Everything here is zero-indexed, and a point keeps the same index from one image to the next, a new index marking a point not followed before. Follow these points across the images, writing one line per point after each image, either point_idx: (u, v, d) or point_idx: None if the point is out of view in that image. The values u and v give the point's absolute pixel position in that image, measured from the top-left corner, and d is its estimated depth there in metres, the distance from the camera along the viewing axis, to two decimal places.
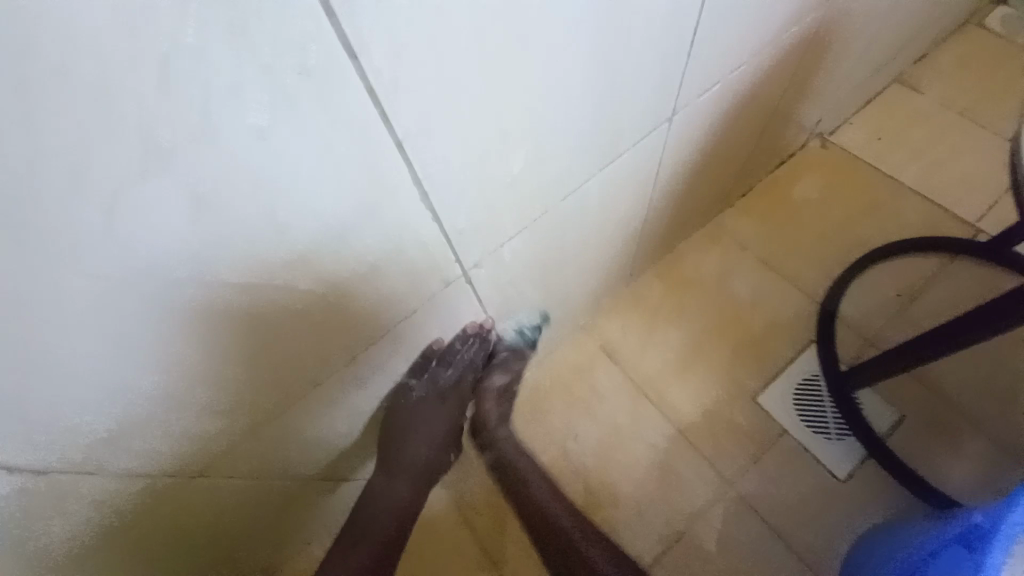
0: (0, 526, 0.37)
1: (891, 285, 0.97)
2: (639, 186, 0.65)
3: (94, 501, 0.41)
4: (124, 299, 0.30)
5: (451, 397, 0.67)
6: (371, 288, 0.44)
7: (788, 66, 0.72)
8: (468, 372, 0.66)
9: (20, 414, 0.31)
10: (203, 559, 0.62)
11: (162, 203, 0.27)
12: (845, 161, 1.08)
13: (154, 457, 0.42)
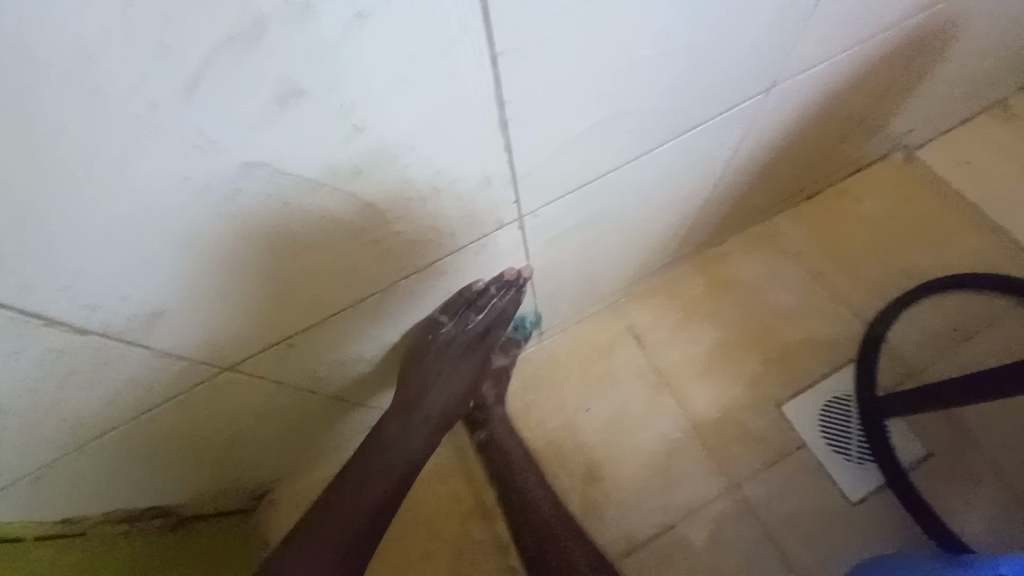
0: (45, 380, 0.39)
1: (948, 318, 0.91)
2: (711, 163, 0.62)
3: (131, 375, 0.43)
4: (192, 176, 0.30)
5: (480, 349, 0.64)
6: (426, 215, 0.42)
7: (897, 60, 0.65)
8: (500, 327, 0.63)
9: (78, 272, 0.32)
10: (221, 455, 0.64)
11: (245, 81, 0.26)
12: (926, 180, 1.01)
13: (192, 344, 0.43)
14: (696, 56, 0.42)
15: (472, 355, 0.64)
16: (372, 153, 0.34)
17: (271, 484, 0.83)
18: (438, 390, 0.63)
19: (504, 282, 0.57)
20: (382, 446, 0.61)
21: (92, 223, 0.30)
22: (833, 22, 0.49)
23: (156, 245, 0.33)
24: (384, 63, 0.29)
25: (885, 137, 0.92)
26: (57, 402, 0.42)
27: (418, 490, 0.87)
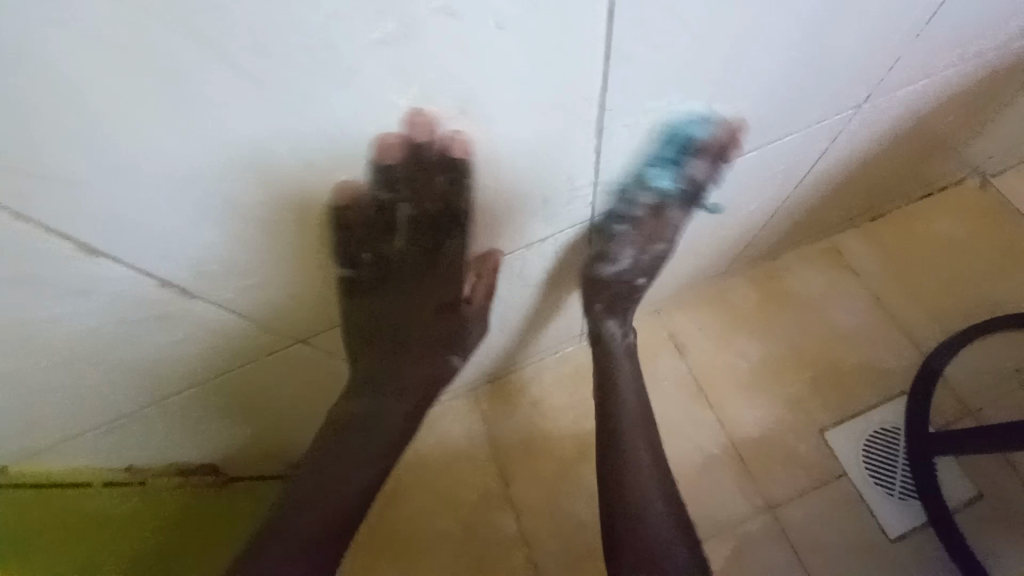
0: (120, 333, 0.40)
1: (1012, 357, 0.87)
2: (787, 174, 0.61)
3: (198, 330, 0.44)
4: (320, 158, 0.34)
5: (637, 241, 0.58)
6: (495, 193, 0.43)
7: (994, 81, 0.63)
8: (683, 206, 0.55)
9: (142, 220, 0.33)
10: (262, 421, 0.66)
11: (386, 81, 0.30)
12: (1002, 209, 0.95)
13: (254, 298, 0.43)
14: (793, 57, 0.42)
15: (625, 239, 0.57)
16: (459, 115, 0.35)
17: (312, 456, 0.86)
18: (416, 338, 0.58)
19: (400, 174, 0.37)
20: (359, 429, 0.57)
21: (188, 160, 0.30)
22: (942, 35, 0.48)
23: (223, 182, 0.33)
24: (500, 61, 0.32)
25: (964, 160, 0.88)
26: (128, 355, 0.43)
27: (450, 474, 0.89)
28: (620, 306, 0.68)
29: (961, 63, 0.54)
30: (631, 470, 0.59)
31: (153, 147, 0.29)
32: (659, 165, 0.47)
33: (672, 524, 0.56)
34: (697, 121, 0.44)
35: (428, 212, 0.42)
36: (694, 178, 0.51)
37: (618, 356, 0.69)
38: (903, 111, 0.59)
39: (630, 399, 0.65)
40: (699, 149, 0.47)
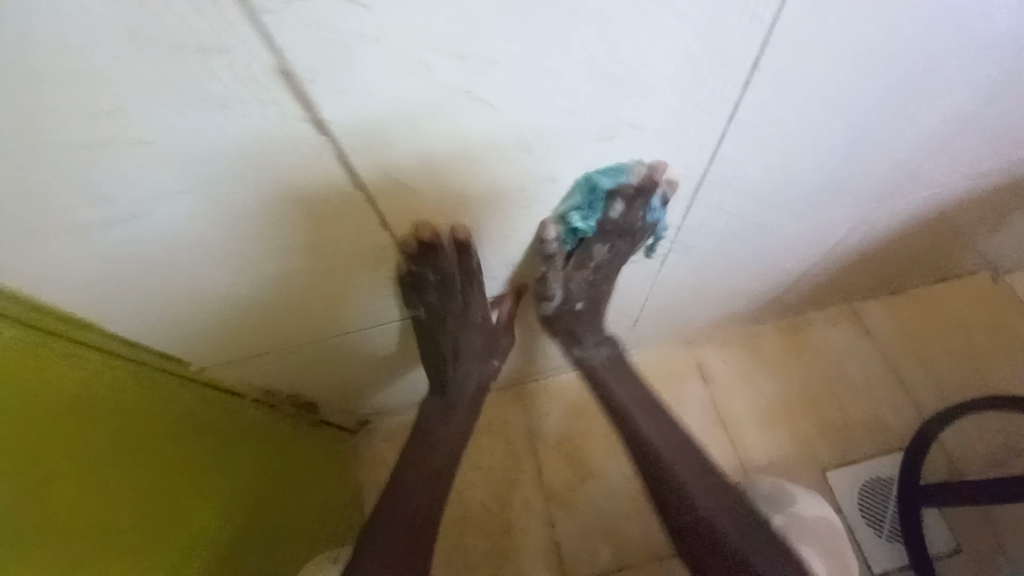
0: (102, 298, 0.49)
1: (1004, 434, 0.97)
2: (818, 244, 0.76)
3: (155, 299, 0.51)
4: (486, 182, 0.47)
5: (610, 250, 0.59)
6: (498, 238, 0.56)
7: (1002, 194, 0.77)
8: (601, 241, 0.57)
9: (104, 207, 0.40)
10: (345, 377, 0.81)
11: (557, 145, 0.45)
12: (1012, 302, 1.07)
13: (203, 272, 0.50)
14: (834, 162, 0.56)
15: (551, 279, 0.62)
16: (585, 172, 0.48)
17: (372, 414, 1.02)
18: (461, 364, 0.66)
19: (423, 253, 0.52)
20: (425, 429, 0.67)
21: (399, 156, 0.42)
22: (955, 158, 0.62)
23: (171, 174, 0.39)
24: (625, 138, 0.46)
25: (979, 254, 1.01)
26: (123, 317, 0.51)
27: (493, 453, 1.03)
28: (541, 289, 0.64)
29: (970, 178, 0.69)
30: (671, 453, 0.65)
31: (377, 137, 0.40)
32: (591, 199, 0.51)
33: (715, 488, 0.62)
34: (617, 170, 0.49)
35: (444, 279, 0.57)
36: (609, 227, 0.55)
37: (598, 368, 0.73)
38: (920, 207, 0.74)
39: (622, 392, 0.71)
40: (638, 218, 0.54)
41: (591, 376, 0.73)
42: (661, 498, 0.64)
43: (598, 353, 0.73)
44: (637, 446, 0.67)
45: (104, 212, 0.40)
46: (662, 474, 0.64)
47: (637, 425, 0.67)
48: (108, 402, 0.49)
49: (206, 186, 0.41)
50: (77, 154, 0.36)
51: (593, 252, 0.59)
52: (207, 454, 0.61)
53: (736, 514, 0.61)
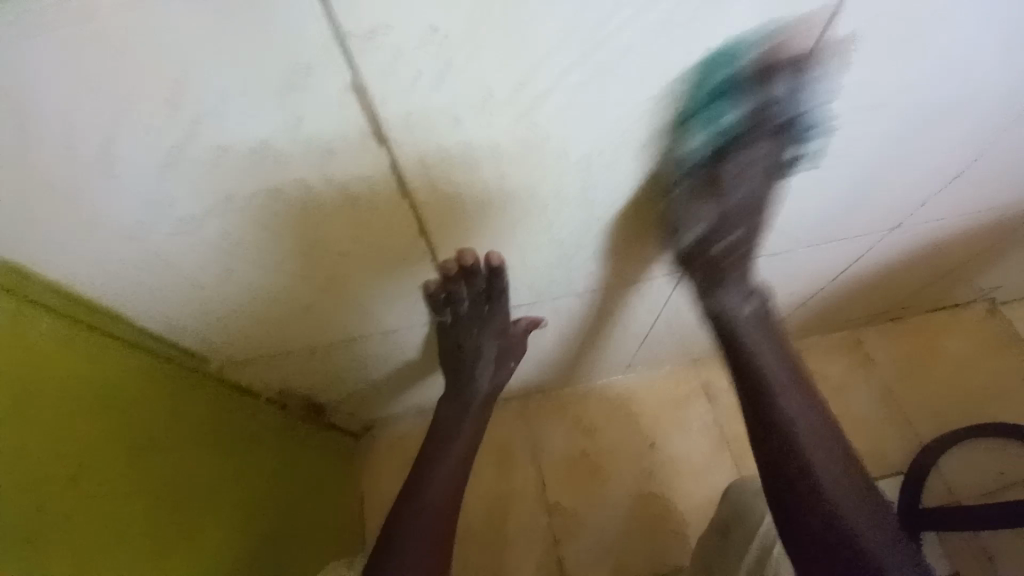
0: (130, 306, 0.49)
1: (1000, 463, 0.99)
2: (825, 270, 0.79)
3: (180, 308, 0.52)
4: (524, 221, 0.49)
5: (765, 164, 0.46)
6: (526, 265, 0.57)
7: (1003, 228, 0.79)
8: (773, 139, 0.45)
9: (139, 231, 0.40)
10: (350, 385, 0.82)
11: (601, 188, 0.46)
12: (1007, 333, 1.10)
13: (222, 286, 0.50)
14: (846, 198, 0.59)
15: (738, 173, 0.46)
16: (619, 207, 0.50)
17: (376, 421, 1.02)
18: (480, 368, 0.67)
19: (454, 276, 0.53)
20: (441, 428, 0.67)
21: (442, 196, 0.43)
22: (962, 193, 0.65)
23: (203, 203, 0.39)
24: (660, 183, 0.47)
25: (977, 286, 1.03)
26: (152, 318, 0.52)
27: (497, 465, 1.03)
28: (744, 144, 0.45)
29: (974, 212, 0.71)
30: (814, 449, 0.46)
31: (408, 179, 0.40)
32: (709, 117, 0.41)
33: (863, 496, 0.45)
34: (752, 42, 0.36)
35: (476, 292, 0.58)
36: (766, 116, 0.43)
37: (742, 327, 0.51)
38: (925, 238, 0.76)
39: (770, 359, 0.50)
40: (796, 96, 0.42)
41: (723, 329, 0.51)
42: (795, 514, 0.45)
43: (740, 305, 0.51)
44: (772, 432, 0.47)
45: (157, 233, 0.41)
46: (812, 485, 0.45)
47: (787, 406, 0.48)
48: (108, 396, 0.48)
49: (249, 217, 0.41)
50: (145, 184, 0.36)
51: (765, 157, 0.46)
52: (201, 456, 0.58)
53: (890, 535, 0.44)
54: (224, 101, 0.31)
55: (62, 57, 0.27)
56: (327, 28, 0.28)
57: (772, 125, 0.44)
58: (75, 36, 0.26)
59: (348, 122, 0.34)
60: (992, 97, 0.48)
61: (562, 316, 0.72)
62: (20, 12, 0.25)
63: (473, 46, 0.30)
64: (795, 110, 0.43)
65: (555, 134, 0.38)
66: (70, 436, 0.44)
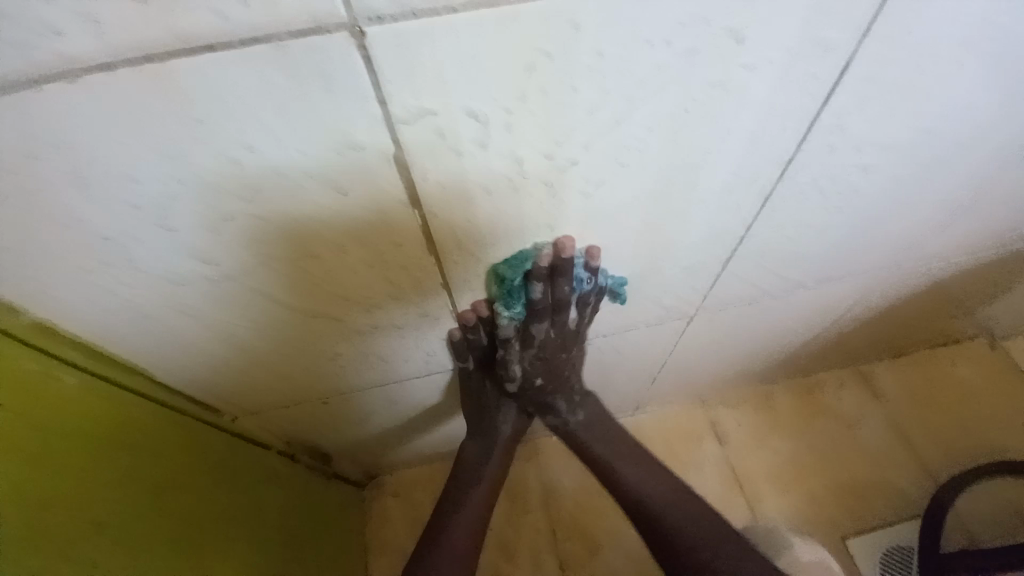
0: (151, 357, 0.49)
1: (1016, 500, 0.98)
2: (829, 308, 0.80)
3: (199, 358, 0.52)
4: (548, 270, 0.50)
5: (581, 319, 0.56)
6: None
7: (997, 266, 0.82)
8: (548, 318, 0.53)
9: (174, 285, 0.41)
10: (361, 430, 0.80)
11: (623, 238, 0.48)
12: (1009, 368, 1.11)
13: (246, 337, 0.50)
14: (847, 242, 0.61)
15: (560, 322, 0.54)
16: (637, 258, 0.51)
17: (381, 468, 0.99)
18: (502, 411, 0.67)
19: (472, 323, 0.54)
20: (463, 469, 0.67)
21: (468, 249, 0.44)
22: (956, 234, 0.67)
23: (239, 260, 0.40)
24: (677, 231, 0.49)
25: (976, 321, 1.05)
26: (170, 368, 0.52)
27: (507, 512, 1.01)
28: (536, 329, 0.54)
29: (969, 252, 0.74)
30: (660, 507, 0.63)
31: (438, 233, 0.42)
32: (510, 299, 0.50)
33: (716, 531, 0.61)
34: (524, 258, 0.46)
35: (496, 339, 0.58)
36: (539, 307, 0.50)
37: (580, 434, 0.68)
38: (924, 276, 0.78)
39: (605, 451, 0.67)
40: (572, 284, 0.50)
41: (572, 438, 0.69)
42: (659, 545, 0.62)
43: (571, 417, 0.68)
44: (620, 495, 0.65)
45: (191, 287, 0.42)
46: (665, 531, 0.62)
47: (629, 478, 0.65)
48: (153, 449, 0.50)
49: (281, 273, 0.42)
50: (188, 241, 0.37)
51: (567, 324, 0.55)
52: (228, 496, 0.60)
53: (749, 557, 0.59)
54: (272, 164, 0.32)
55: (129, 134, 0.29)
56: (377, 109, 0.30)
57: (568, 306, 0.51)
58: (143, 117, 0.28)
59: (385, 182, 0.35)
60: (979, 151, 0.51)
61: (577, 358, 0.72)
62: (94, 99, 0.27)
63: (510, 121, 0.33)
64: (776, 159, 0.43)
65: (579, 191, 0.40)
66: (131, 488, 0.46)
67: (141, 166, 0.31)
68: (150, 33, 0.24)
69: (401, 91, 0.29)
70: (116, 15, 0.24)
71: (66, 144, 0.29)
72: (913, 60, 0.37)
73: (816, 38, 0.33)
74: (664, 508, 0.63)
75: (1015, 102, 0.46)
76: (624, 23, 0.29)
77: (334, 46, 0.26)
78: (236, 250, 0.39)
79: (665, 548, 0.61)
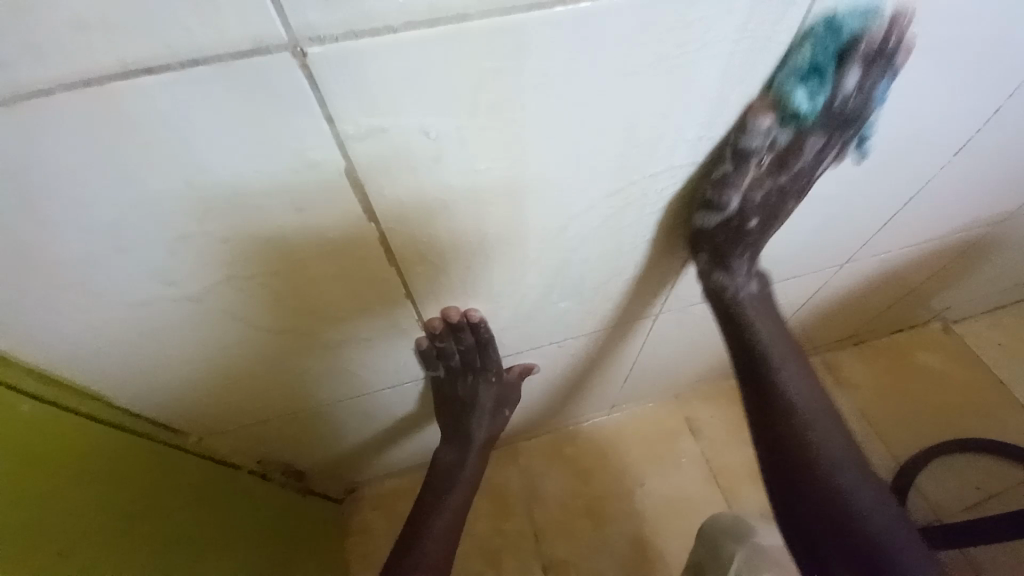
0: (111, 383, 0.48)
1: (974, 478, 1.03)
2: (790, 302, 0.83)
3: (164, 382, 0.51)
4: (513, 278, 0.51)
5: (831, 158, 0.47)
6: (513, 317, 0.59)
7: (944, 255, 0.86)
8: (815, 136, 0.43)
9: (132, 309, 0.40)
10: (337, 444, 0.79)
11: (582, 244, 0.49)
12: (962, 351, 1.17)
13: (212, 358, 0.49)
14: (801, 239, 0.64)
15: (823, 148, 0.45)
16: (600, 262, 0.53)
17: (360, 481, 0.98)
18: (476, 418, 0.67)
19: (439, 331, 0.55)
20: (440, 477, 0.67)
21: (433, 261, 0.45)
22: (902, 228, 0.71)
23: (198, 281, 0.39)
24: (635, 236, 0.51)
25: (929, 308, 1.11)
26: (133, 392, 0.51)
27: (491, 518, 1.01)
28: (826, 116, 0.42)
29: (916, 243, 0.78)
30: (810, 415, 0.50)
31: (400, 247, 0.42)
32: (819, 66, 0.38)
33: (853, 458, 0.49)
34: (867, 13, 0.35)
35: (465, 345, 0.59)
36: (834, 109, 0.41)
37: (745, 306, 0.54)
38: (877, 268, 0.82)
39: (768, 335, 0.53)
40: (881, 91, 0.41)
41: (730, 310, 0.55)
42: (791, 465, 0.49)
43: (744, 285, 0.54)
44: (775, 412, 0.51)
45: (150, 310, 0.41)
46: (801, 444, 0.49)
47: (785, 376, 0.52)
48: (120, 477, 0.48)
49: (243, 292, 0.42)
50: (144, 263, 0.37)
51: (819, 164, 0.46)
52: (202, 525, 0.58)
53: (880, 498, 0.48)
54: (223, 183, 0.32)
55: (77, 161, 0.29)
56: (328, 130, 0.31)
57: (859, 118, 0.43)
58: (91, 144, 0.28)
59: (341, 198, 0.36)
60: (914, 149, 0.54)
61: (550, 362, 0.74)
62: (38, 128, 0.27)
63: (462, 139, 0.34)
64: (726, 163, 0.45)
65: (885, 15, 0.36)
66: (94, 516, 0.44)
67: (86, 190, 0.31)
68: (94, 63, 0.25)
69: (350, 111, 0.30)
70: (52, 44, 0.24)
71: (11, 173, 0.29)
72: None
73: (748, 52, 0.35)
74: (831, 453, 0.49)
75: (943, 103, 0.49)
76: (565, 42, 0.30)
77: (275, 68, 0.27)
78: (195, 273, 0.39)
79: (798, 466, 0.49)
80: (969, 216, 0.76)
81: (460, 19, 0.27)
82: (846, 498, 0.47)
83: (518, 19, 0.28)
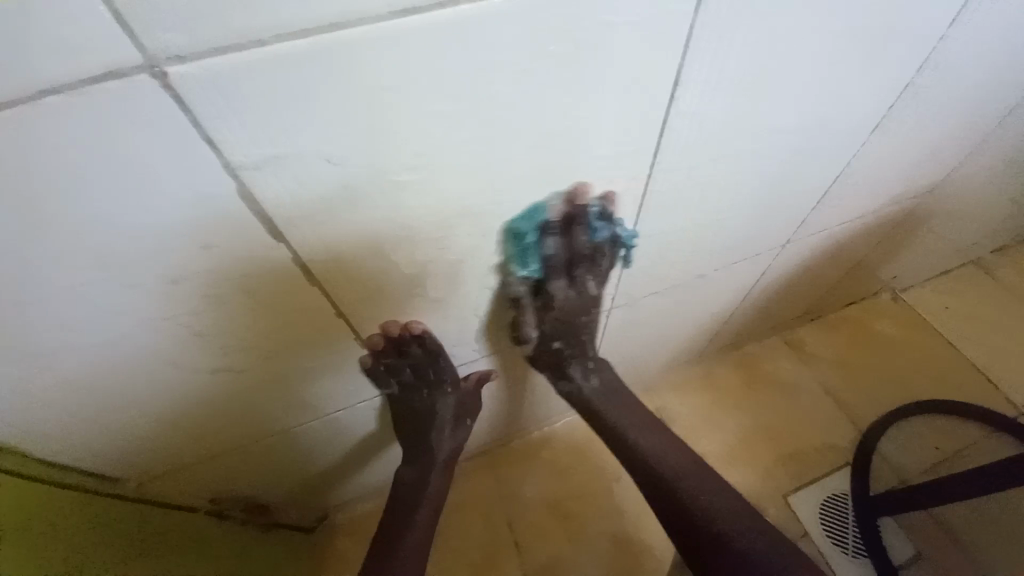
0: (30, 437, 0.45)
1: (932, 438, 1.07)
2: (742, 285, 0.85)
3: (92, 432, 0.47)
4: (456, 291, 0.50)
5: (600, 281, 0.56)
6: (462, 329, 0.57)
7: (881, 228, 0.90)
8: (562, 277, 0.53)
9: (36, 362, 0.37)
10: (299, 473, 0.76)
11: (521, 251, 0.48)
12: (912, 318, 1.22)
13: (141, 404, 0.46)
14: (741, 224, 0.65)
15: (579, 282, 0.54)
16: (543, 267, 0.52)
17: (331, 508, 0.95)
18: (436, 432, 0.65)
19: (383, 347, 0.53)
20: (403, 497, 0.65)
21: (365, 282, 0.44)
22: (838, 204, 0.73)
23: (107, 326, 0.37)
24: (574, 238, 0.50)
25: (877, 279, 1.15)
26: (58, 445, 0.47)
27: (470, 530, 0.99)
28: (556, 267, 0.51)
29: (852, 219, 0.81)
30: (678, 476, 0.58)
31: (326, 271, 0.40)
32: (526, 259, 0.49)
33: (727, 504, 0.56)
34: (532, 213, 0.44)
35: (415, 357, 0.57)
36: (560, 261, 0.51)
37: (589, 397, 0.65)
38: (821, 245, 0.85)
39: (616, 419, 0.64)
40: (590, 236, 0.50)
41: (581, 404, 0.66)
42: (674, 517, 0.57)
43: (583, 383, 0.65)
44: (636, 465, 0.60)
45: (61, 361, 0.38)
46: (678, 501, 0.56)
47: (645, 446, 0.61)
48: (58, 528, 0.45)
49: (162, 333, 0.40)
50: (38, 312, 0.34)
51: (587, 285, 0.55)
52: (148, 575, 0.55)
53: (750, 526, 0.55)
54: (107, 222, 0.30)
55: None
56: (218, 160, 0.29)
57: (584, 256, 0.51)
58: None
59: (250, 228, 0.34)
60: (833, 134, 0.56)
61: (510, 368, 0.73)
62: None
63: (366, 156, 0.32)
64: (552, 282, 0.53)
65: (594, 200, 0.46)
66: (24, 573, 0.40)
67: None
68: None
69: (234, 135, 0.28)
70: None
71: None
72: (750, 58, 0.40)
73: (650, 47, 0.35)
74: (689, 488, 0.57)
75: (856, 85, 0.50)
76: (457, 48, 0.29)
77: (144, 92, 0.25)
78: (105, 318, 0.36)
79: (676, 512, 0.56)
80: (899, 188, 0.79)
81: (334, 26, 0.26)
82: (729, 541, 0.54)
83: (396, 26, 0.27)
